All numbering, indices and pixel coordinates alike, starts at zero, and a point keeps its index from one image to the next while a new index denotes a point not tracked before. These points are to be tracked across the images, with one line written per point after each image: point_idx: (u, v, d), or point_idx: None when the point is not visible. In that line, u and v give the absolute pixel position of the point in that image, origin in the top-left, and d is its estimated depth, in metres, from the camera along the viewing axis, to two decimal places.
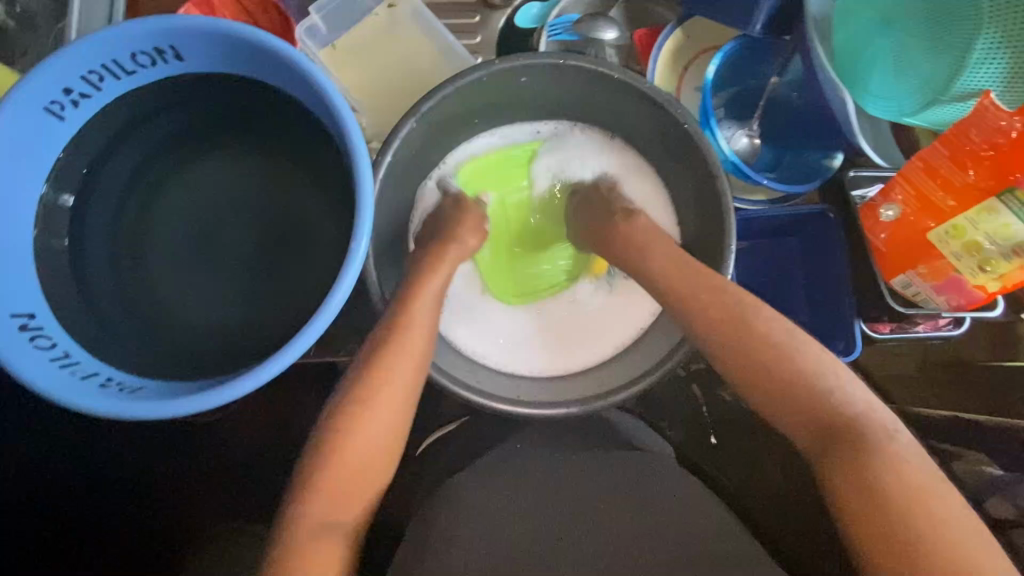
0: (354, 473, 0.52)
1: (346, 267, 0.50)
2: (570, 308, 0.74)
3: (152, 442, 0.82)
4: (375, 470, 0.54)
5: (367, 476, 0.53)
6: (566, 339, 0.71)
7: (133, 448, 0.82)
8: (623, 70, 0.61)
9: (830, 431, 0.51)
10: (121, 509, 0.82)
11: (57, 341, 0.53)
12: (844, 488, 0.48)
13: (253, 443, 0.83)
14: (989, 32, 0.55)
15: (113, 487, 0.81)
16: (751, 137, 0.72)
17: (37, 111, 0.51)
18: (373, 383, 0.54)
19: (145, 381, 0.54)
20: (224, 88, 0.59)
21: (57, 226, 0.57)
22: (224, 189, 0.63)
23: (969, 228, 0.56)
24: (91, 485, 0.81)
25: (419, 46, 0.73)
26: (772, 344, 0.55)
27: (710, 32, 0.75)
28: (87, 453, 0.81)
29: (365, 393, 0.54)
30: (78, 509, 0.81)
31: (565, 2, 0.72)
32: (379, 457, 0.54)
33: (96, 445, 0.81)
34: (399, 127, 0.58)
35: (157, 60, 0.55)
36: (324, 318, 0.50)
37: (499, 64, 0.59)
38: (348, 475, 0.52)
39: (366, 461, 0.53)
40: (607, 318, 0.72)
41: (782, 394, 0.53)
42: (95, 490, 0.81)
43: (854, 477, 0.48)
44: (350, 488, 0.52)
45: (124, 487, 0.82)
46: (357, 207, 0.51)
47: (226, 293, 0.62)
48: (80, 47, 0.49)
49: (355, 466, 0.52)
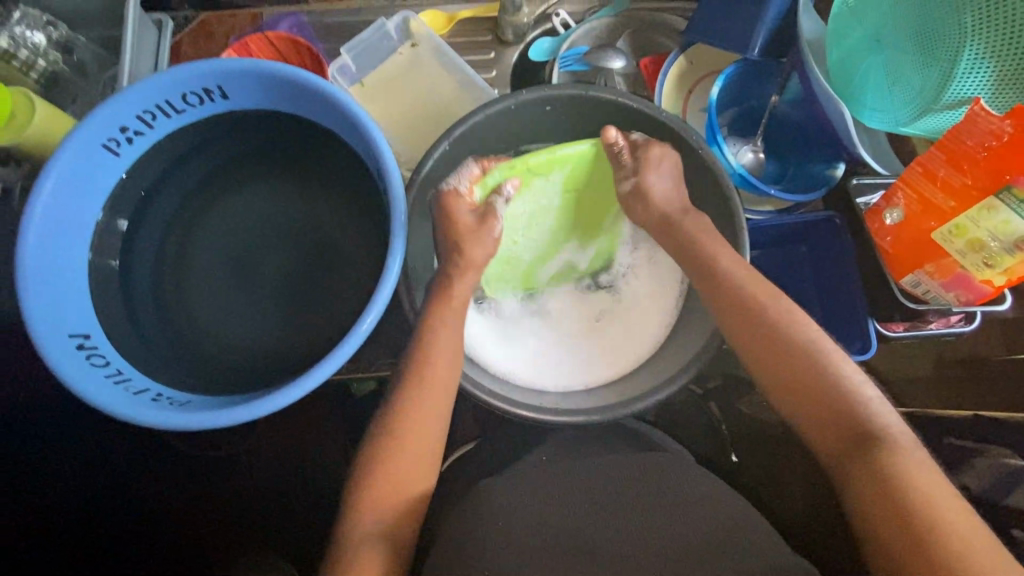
0: (402, 474, 0.59)
1: (385, 277, 0.59)
2: (603, 299, 0.78)
3: (186, 468, 0.91)
4: (422, 470, 0.60)
5: (415, 476, 0.59)
6: (600, 328, 0.77)
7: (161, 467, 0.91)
8: (638, 99, 0.66)
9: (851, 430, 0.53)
10: (144, 528, 0.90)
11: (110, 359, 0.61)
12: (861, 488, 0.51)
13: (275, 462, 0.93)
14: (974, 44, 0.60)
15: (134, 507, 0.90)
16: (756, 152, 0.79)
17: (98, 147, 0.62)
18: (421, 390, 0.61)
19: (191, 396, 0.62)
20: (268, 124, 0.70)
21: (109, 249, 0.67)
22: (260, 214, 0.72)
23: (971, 226, 0.59)
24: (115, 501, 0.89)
25: (441, 80, 0.81)
26: (779, 338, 0.59)
27: (713, 58, 0.81)
28: (112, 468, 0.89)
29: (414, 398, 0.61)
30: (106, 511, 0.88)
31: (574, 35, 0.80)
32: (426, 461, 0.60)
33: (129, 461, 0.90)
34: (434, 148, 0.65)
35: (205, 99, 0.66)
36: (357, 336, 0.58)
37: (527, 94, 0.66)
38: (398, 472, 0.59)
39: (415, 461, 0.60)
40: (634, 298, 0.77)
41: (780, 368, 0.58)
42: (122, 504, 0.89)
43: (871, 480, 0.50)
44: (400, 486, 0.58)
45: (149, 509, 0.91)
46: (394, 223, 0.60)
47: (263, 311, 0.70)
48: (139, 91, 0.61)
49: (403, 465, 0.59)
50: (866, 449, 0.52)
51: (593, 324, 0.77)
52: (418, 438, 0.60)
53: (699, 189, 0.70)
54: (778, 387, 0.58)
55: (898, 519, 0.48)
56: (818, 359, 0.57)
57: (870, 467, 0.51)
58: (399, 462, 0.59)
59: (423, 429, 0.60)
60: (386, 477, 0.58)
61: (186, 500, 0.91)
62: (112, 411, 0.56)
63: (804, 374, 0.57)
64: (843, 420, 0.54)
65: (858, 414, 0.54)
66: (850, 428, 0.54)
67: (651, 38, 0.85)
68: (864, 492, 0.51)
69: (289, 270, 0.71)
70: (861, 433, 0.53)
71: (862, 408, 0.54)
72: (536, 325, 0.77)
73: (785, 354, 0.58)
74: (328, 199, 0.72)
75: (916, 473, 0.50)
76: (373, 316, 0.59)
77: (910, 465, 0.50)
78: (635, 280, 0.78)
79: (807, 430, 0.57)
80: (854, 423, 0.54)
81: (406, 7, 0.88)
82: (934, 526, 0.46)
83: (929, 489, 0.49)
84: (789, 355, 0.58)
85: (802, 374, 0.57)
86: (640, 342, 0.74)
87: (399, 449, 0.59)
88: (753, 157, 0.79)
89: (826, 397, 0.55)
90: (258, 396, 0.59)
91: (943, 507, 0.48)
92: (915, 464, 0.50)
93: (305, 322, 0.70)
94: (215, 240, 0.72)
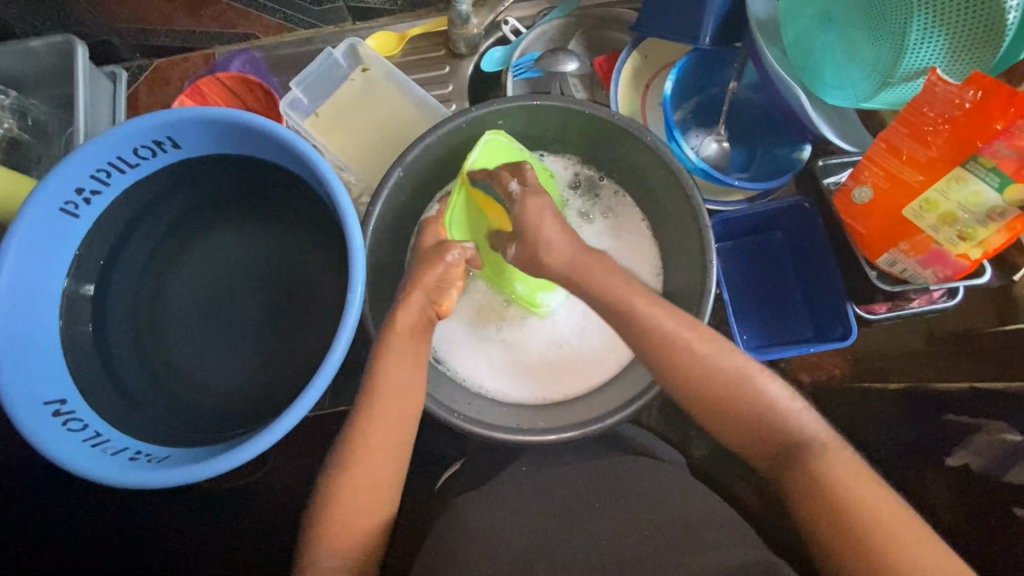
0: (365, 505, 0.57)
1: (346, 316, 0.58)
2: (570, 343, 0.75)
3: (181, 511, 0.91)
4: (380, 497, 0.57)
5: (374, 497, 0.57)
6: (567, 370, 0.73)
7: (156, 514, 0.91)
8: (592, 104, 0.65)
9: (788, 447, 0.52)
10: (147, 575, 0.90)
11: (88, 422, 0.62)
12: (810, 502, 0.50)
13: (270, 500, 0.91)
14: (923, 14, 0.57)
15: (134, 555, 0.90)
16: (720, 141, 0.77)
17: (55, 212, 0.61)
18: (378, 422, 0.58)
19: (170, 450, 0.62)
20: (226, 169, 0.70)
21: (81, 313, 0.66)
22: (227, 259, 0.73)
23: (942, 200, 0.57)
24: (116, 549, 0.90)
25: (396, 102, 0.80)
26: (699, 364, 0.55)
27: (669, 50, 0.80)
28: (112, 518, 0.90)
29: (371, 433, 0.58)
30: (107, 564, 0.90)
31: (524, 42, 0.79)
32: (386, 495, 0.58)
33: (128, 510, 0.90)
34: (387, 177, 0.64)
35: (157, 151, 0.65)
36: (325, 376, 0.57)
37: (476, 111, 0.65)
38: (358, 496, 0.57)
39: (373, 486, 0.57)
40: (596, 349, 0.74)
41: (722, 389, 0.54)
42: (124, 553, 0.90)
43: (819, 497, 0.49)
44: (364, 509, 0.57)
45: (148, 556, 0.90)
46: (350, 259, 0.59)
47: (240, 356, 0.71)
48: (89, 151, 0.60)
49: (361, 492, 0.57)
50: (797, 460, 0.51)
51: (561, 364, 0.74)
52: (378, 469, 0.57)
53: (658, 188, 0.68)
54: (718, 414, 0.55)
55: (839, 533, 0.47)
56: (729, 371, 0.54)
57: (802, 480, 0.50)
58: (359, 503, 0.56)
59: (383, 458, 0.58)
60: (344, 506, 0.56)
61: (189, 544, 0.91)
62: (93, 475, 0.57)
63: (712, 392, 0.55)
64: (762, 432, 0.53)
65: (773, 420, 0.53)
66: (776, 442, 0.53)
67: (604, 34, 0.83)
68: (803, 506, 0.50)
69: (262, 313, 0.72)
70: (785, 444, 0.52)
71: (780, 418, 0.53)
72: (517, 341, 0.75)
73: (701, 377, 0.55)
74: (291, 236, 0.72)
75: (847, 475, 0.49)
76: (339, 352, 0.58)
77: (841, 469, 0.50)
78: (603, 330, 0.74)
79: (734, 442, 0.55)
80: (777, 436, 0.53)
81: (357, 31, 0.87)
82: (868, 534, 0.46)
83: (868, 501, 0.48)
84: (701, 376, 0.55)
85: (735, 396, 0.54)
86: (605, 384, 0.70)
87: (357, 472, 0.57)
88: (717, 147, 0.77)
89: (740, 407, 0.54)
90: (235, 445, 0.59)
91: (876, 506, 0.47)
92: (844, 467, 0.50)
93: (281, 361, 0.70)
94: (187, 286, 0.72)
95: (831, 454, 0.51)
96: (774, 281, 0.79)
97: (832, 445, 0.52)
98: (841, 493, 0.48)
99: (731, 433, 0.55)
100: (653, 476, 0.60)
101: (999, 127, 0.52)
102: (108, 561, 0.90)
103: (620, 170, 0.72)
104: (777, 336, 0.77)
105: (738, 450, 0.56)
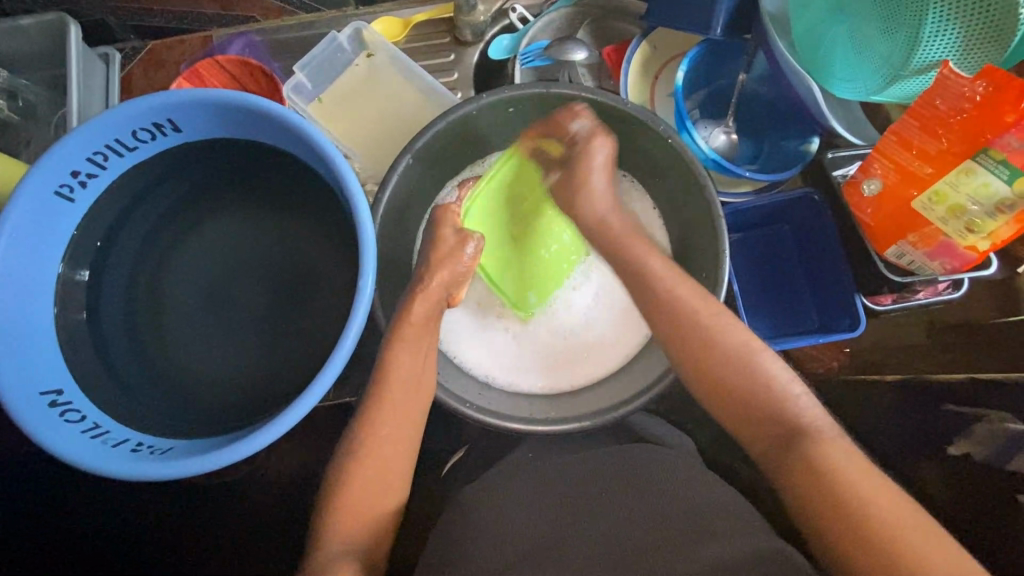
0: (376, 493, 0.56)
1: (356, 304, 0.56)
2: (579, 333, 0.74)
3: (179, 505, 0.89)
4: (389, 485, 0.57)
5: (383, 488, 0.56)
6: (574, 360, 0.73)
7: (151, 508, 0.89)
8: (594, 90, 0.64)
9: (785, 438, 0.52)
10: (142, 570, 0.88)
11: (85, 414, 0.60)
12: (806, 494, 0.49)
13: (269, 493, 0.90)
14: (938, 7, 0.56)
15: (129, 551, 0.88)
16: (728, 133, 0.78)
17: (50, 196, 0.59)
18: (387, 411, 0.57)
19: (173, 442, 0.61)
20: (229, 153, 0.68)
21: (75, 301, 0.64)
22: (230, 245, 0.71)
23: (950, 192, 0.57)
24: (110, 545, 0.88)
25: (403, 88, 0.79)
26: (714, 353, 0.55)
27: (677, 41, 0.80)
28: (106, 512, 0.88)
29: (381, 422, 0.57)
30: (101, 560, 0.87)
31: (532, 30, 0.78)
32: (395, 485, 0.57)
33: (122, 505, 0.88)
34: (397, 163, 0.63)
35: (156, 134, 0.63)
36: (338, 363, 0.56)
37: (487, 97, 0.64)
38: (368, 487, 0.55)
39: (381, 477, 0.56)
40: (608, 339, 0.73)
41: (740, 378, 0.54)
42: (118, 548, 0.88)
43: (824, 492, 0.48)
44: (375, 500, 0.56)
45: (143, 551, 0.89)
46: (361, 246, 0.58)
47: (242, 346, 0.69)
48: (87, 133, 0.58)
49: (367, 482, 0.56)
50: (794, 452, 0.51)
51: (569, 355, 0.73)
52: (384, 459, 0.56)
53: (671, 178, 0.67)
54: (732, 403, 0.55)
55: (824, 517, 0.48)
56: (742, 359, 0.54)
57: (797, 468, 0.50)
58: (368, 492, 0.55)
59: (392, 448, 0.57)
60: (353, 496, 0.55)
61: (187, 537, 0.89)
62: (94, 466, 0.55)
63: (727, 382, 0.55)
64: (774, 419, 0.53)
65: (788, 410, 0.53)
66: (785, 426, 0.53)
67: (613, 25, 0.83)
68: (804, 492, 0.49)
69: (266, 301, 0.70)
70: (793, 428, 0.52)
71: (794, 406, 0.53)
72: (525, 331, 0.75)
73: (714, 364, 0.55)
74: (296, 223, 0.71)
75: (843, 465, 0.49)
76: (349, 342, 0.56)
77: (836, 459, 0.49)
78: (615, 318, 0.74)
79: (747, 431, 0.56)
80: (785, 420, 0.53)
81: (359, 16, 0.86)
82: (868, 524, 0.46)
83: (869, 497, 0.47)
84: (715, 367, 0.55)
85: (750, 386, 0.54)
86: (616, 373, 0.70)
87: (367, 461, 0.56)
88: (726, 139, 0.78)
89: (755, 394, 0.54)
90: (243, 435, 0.57)
91: (873, 500, 0.47)
92: (836, 452, 0.50)
93: (285, 351, 0.69)
94: (187, 274, 0.70)
95: (826, 444, 0.50)
96: (782, 272, 0.80)
97: (831, 432, 0.52)
98: (845, 480, 0.48)
99: (743, 423, 0.55)
100: (665, 463, 0.60)
101: (1010, 118, 0.52)
102: (101, 557, 0.87)
103: (632, 160, 0.72)
104: (783, 327, 0.78)
105: (740, 442, 0.56)
